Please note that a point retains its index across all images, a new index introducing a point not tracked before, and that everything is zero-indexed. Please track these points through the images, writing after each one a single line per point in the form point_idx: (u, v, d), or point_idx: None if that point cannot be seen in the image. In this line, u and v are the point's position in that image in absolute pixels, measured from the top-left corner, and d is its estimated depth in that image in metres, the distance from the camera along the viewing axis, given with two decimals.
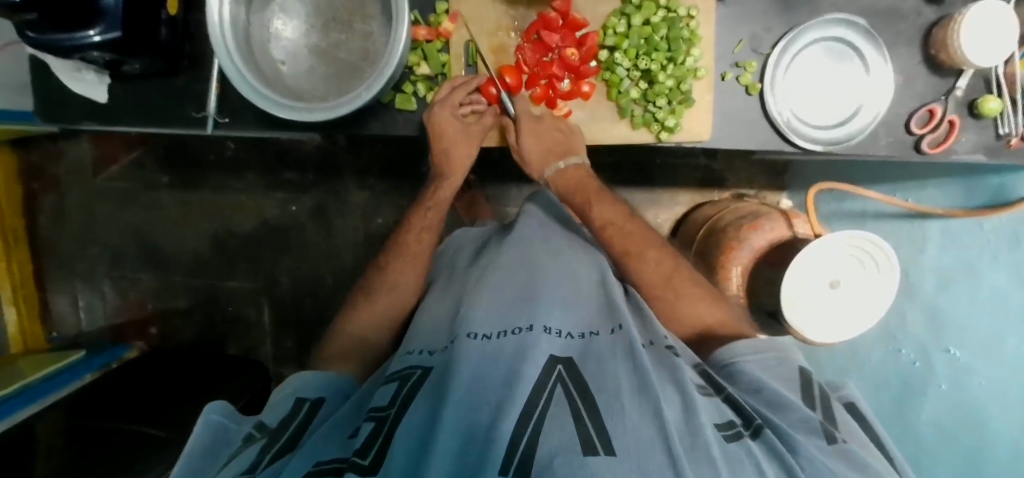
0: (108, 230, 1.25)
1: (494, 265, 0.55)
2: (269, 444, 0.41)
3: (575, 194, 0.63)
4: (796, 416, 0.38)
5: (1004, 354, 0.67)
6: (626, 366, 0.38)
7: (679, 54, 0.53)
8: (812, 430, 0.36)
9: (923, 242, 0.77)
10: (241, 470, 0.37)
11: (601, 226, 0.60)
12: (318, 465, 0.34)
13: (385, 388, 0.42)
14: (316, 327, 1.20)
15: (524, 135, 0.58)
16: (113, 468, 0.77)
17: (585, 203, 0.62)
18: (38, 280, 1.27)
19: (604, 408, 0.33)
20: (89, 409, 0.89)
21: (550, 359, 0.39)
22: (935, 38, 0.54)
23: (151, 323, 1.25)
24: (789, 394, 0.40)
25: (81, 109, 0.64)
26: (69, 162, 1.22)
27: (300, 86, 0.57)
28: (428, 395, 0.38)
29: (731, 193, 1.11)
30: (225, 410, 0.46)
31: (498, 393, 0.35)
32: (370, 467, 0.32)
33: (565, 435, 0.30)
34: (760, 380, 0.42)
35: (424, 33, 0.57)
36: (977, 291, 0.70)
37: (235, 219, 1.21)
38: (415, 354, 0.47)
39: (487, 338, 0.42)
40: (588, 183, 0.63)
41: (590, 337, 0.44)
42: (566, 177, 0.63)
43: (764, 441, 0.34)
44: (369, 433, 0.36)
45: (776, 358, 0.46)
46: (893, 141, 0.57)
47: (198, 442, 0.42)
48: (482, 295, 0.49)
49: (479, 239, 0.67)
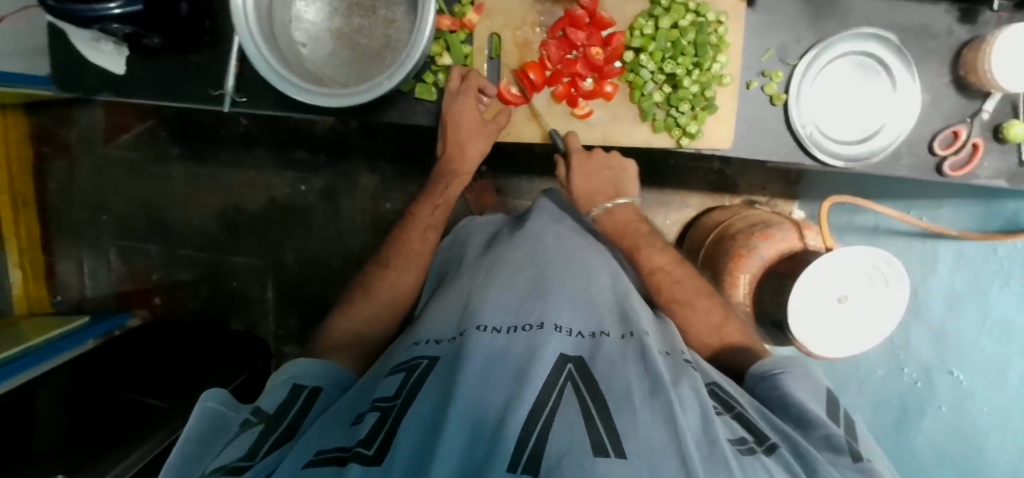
0: (117, 198, 1.25)
1: (505, 259, 0.55)
2: (267, 430, 0.41)
3: (621, 237, 0.63)
4: (819, 433, 0.38)
5: (1008, 379, 0.69)
6: (638, 368, 0.38)
7: (706, 60, 0.52)
8: (837, 449, 0.37)
9: (934, 263, 0.77)
10: (238, 457, 0.37)
11: (649, 271, 0.60)
12: (320, 455, 0.35)
13: (392, 378, 0.42)
14: (318, 308, 1.20)
15: (576, 170, 0.63)
16: (113, 435, 0.76)
17: (633, 247, 0.62)
18: (45, 244, 1.27)
19: (614, 410, 0.33)
20: (91, 376, 0.90)
21: (559, 358, 0.39)
22: (966, 58, 0.53)
23: (155, 294, 1.26)
24: (815, 411, 0.41)
25: (97, 80, 0.63)
26: (80, 129, 1.22)
27: (319, 69, 0.57)
28: (434, 388, 0.38)
29: (743, 199, 1.10)
30: (223, 399, 0.46)
31: (506, 392, 0.35)
32: (373, 457, 0.32)
33: (575, 435, 0.30)
34: (789, 394, 0.43)
35: (448, 23, 0.55)
36: (983, 320, 0.71)
37: (244, 195, 1.21)
38: (423, 344, 0.47)
39: (496, 332, 0.42)
40: (636, 226, 0.64)
41: (599, 338, 0.43)
42: (614, 219, 0.64)
43: (778, 459, 0.33)
44: (374, 424, 0.36)
45: (806, 376, 0.46)
46: (915, 161, 0.57)
47: (194, 428, 0.42)
48: (492, 290, 0.49)
49: (491, 229, 0.68)
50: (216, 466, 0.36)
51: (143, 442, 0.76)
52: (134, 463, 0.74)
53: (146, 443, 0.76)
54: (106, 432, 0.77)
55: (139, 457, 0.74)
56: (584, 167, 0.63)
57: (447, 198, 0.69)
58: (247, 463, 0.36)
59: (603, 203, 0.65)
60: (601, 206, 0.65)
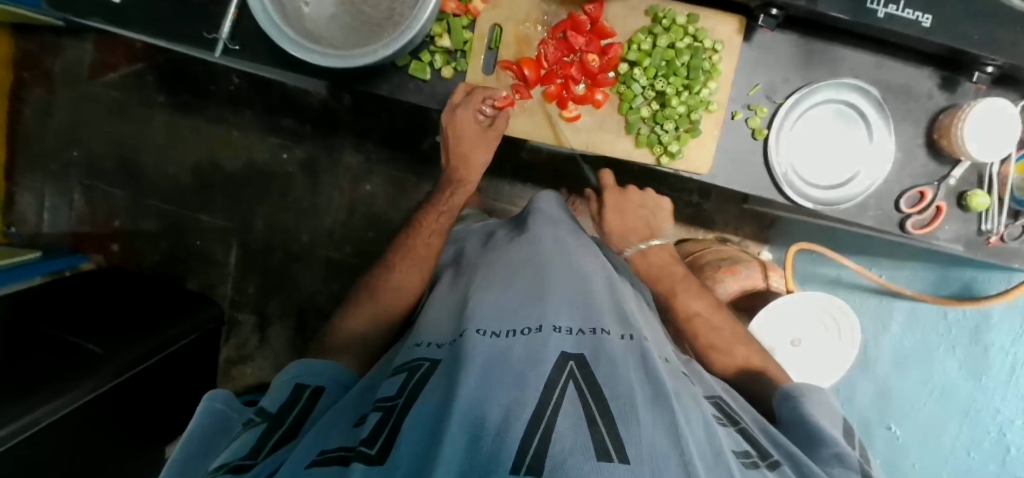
0: (92, 136, 1.20)
1: (505, 261, 0.55)
2: (271, 429, 0.39)
3: (661, 282, 0.66)
4: (831, 452, 0.40)
5: (941, 443, 0.71)
6: (639, 374, 0.37)
7: (696, 83, 0.54)
8: (847, 465, 0.39)
9: (888, 320, 0.80)
10: (241, 455, 0.36)
11: (687, 317, 0.62)
12: (323, 455, 0.33)
13: (393, 379, 0.41)
14: (280, 279, 1.19)
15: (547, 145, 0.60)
16: (39, 376, 0.70)
17: (671, 292, 0.64)
18: (8, 172, 1.21)
19: (617, 414, 0.32)
20: (34, 313, 0.84)
21: (562, 355, 0.38)
22: (941, 123, 0.56)
23: (114, 240, 1.22)
24: (828, 430, 0.42)
25: (88, 5, 0.61)
26: (65, 60, 1.18)
27: (318, 29, 0.56)
28: (437, 391, 0.36)
29: (715, 235, 1.12)
30: (228, 401, 0.46)
31: (508, 394, 0.33)
32: (376, 457, 0.30)
33: (579, 436, 0.29)
34: (805, 414, 0.45)
35: (453, 6, 0.55)
36: (926, 380, 0.72)
37: (223, 154, 1.18)
38: (423, 347, 0.46)
39: (496, 337, 0.41)
40: (672, 269, 0.67)
41: (600, 334, 0.42)
42: (650, 260, 0.68)
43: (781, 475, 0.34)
44: (376, 423, 0.35)
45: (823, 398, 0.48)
46: (881, 214, 0.59)
47: (196, 429, 0.42)
48: (488, 295, 0.48)
49: (486, 232, 0.69)
50: (218, 464, 0.36)
51: (73, 387, 0.70)
52: (67, 403, 0.69)
53: (67, 394, 0.69)
54: (37, 371, 0.71)
55: (61, 404, 0.68)
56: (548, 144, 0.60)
57: (452, 206, 0.68)
58: (250, 461, 0.35)
59: (637, 244, 0.70)
60: (635, 246, 0.69)
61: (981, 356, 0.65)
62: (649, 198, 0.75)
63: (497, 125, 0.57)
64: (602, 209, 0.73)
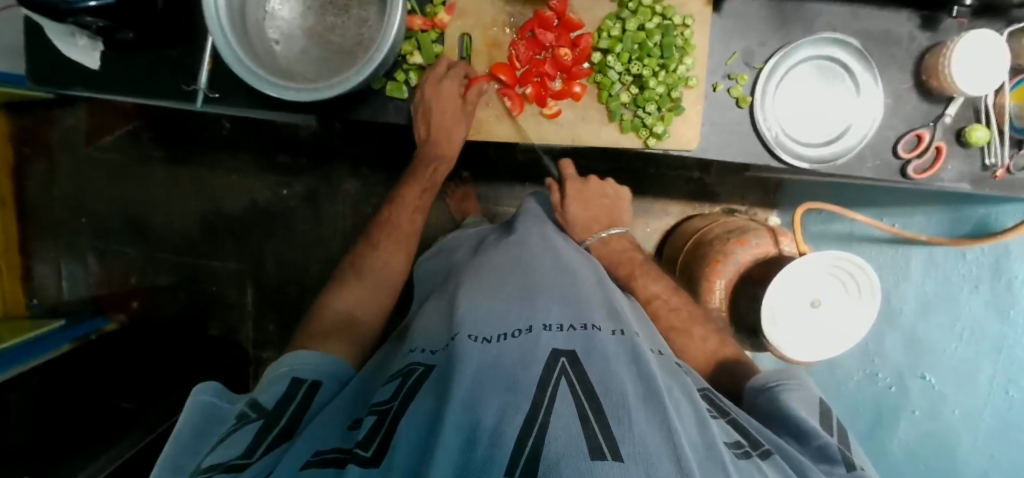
0: (98, 200, 1.23)
1: (489, 266, 0.55)
2: (267, 426, 0.40)
3: (618, 266, 0.68)
4: (816, 445, 0.40)
5: (978, 382, 0.68)
6: (631, 372, 0.37)
7: (672, 62, 0.53)
8: (833, 460, 0.38)
9: (906, 268, 0.77)
10: (236, 455, 0.37)
11: (647, 300, 0.64)
12: (319, 456, 0.35)
13: (387, 384, 0.42)
14: (298, 313, 1.20)
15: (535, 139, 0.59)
16: (75, 442, 0.72)
17: (630, 276, 0.66)
18: (24, 246, 1.24)
19: (610, 411, 0.31)
20: (63, 381, 0.86)
21: (552, 353, 0.38)
22: (928, 63, 0.55)
23: (133, 297, 1.24)
24: (809, 421, 0.42)
25: (71, 75, 0.63)
26: (62, 131, 1.21)
27: (292, 65, 0.57)
28: (430, 397, 0.36)
29: (722, 207, 1.11)
30: (216, 392, 0.45)
31: (501, 396, 0.33)
32: (371, 459, 0.32)
33: (572, 434, 0.29)
34: (785, 406, 0.44)
35: (419, 22, 0.55)
36: (954, 325, 0.70)
37: (225, 199, 1.20)
38: (417, 353, 0.46)
39: (487, 342, 0.40)
40: (629, 256, 0.69)
41: (591, 330, 0.42)
42: (607, 249, 0.69)
43: (774, 464, 0.35)
44: (371, 426, 0.36)
45: (799, 385, 0.48)
46: (879, 164, 0.58)
47: (186, 422, 0.42)
48: (476, 302, 0.47)
49: (476, 239, 0.69)
50: (211, 464, 0.36)
51: (107, 448, 0.71)
52: (109, 461, 0.70)
53: (103, 454, 0.70)
54: (81, 434, 0.74)
55: (113, 457, 0.71)
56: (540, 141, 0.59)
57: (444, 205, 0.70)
58: (245, 461, 0.36)
59: (599, 233, 0.70)
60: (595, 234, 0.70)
61: (1006, 290, 0.64)
62: (609, 188, 0.76)
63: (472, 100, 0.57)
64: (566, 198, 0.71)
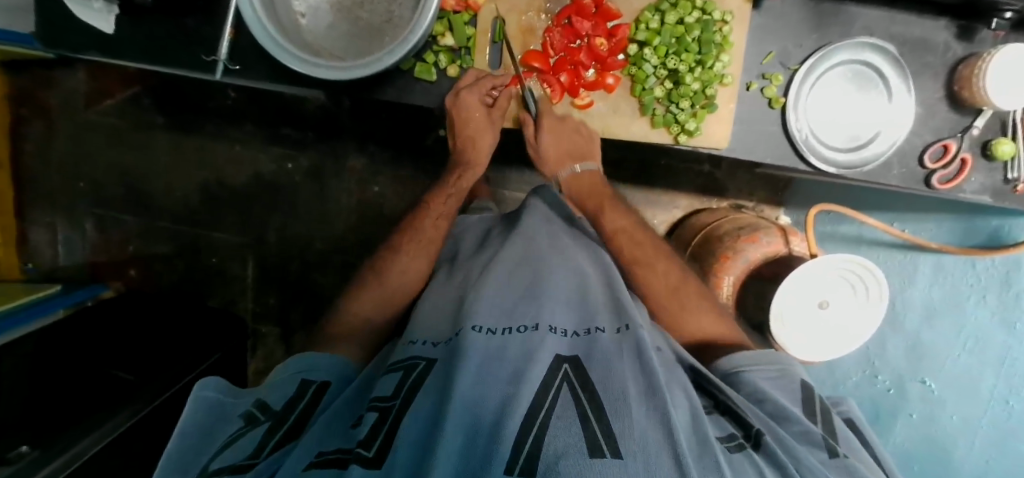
0: (97, 165, 1.20)
1: (498, 259, 0.54)
2: (273, 428, 0.40)
3: (589, 201, 0.65)
4: (797, 429, 0.40)
5: (979, 391, 0.72)
6: (633, 367, 0.37)
7: (710, 58, 0.52)
8: (814, 445, 0.39)
9: (914, 272, 0.78)
10: (243, 456, 0.36)
11: (610, 233, 0.62)
12: (320, 457, 0.34)
13: (389, 377, 0.42)
14: (300, 288, 1.19)
15: (546, 133, 0.57)
16: (76, 412, 0.72)
17: (597, 209, 0.64)
18: (18, 210, 1.21)
19: (610, 409, 0.32)
20: (60, 348, 0.84)
21: (556, 358, 0.38)
22: (961, 74, 0.54)
23: (132, 266, 1.23)
24: (790, 408, 0.42)
25: (83, 38, 0.60)
26: (60, 92, 1.17)
27: (317, 41, 0.55)
28: (431, 392, 0.36)
29: (729, 202, 1.12)
30: (221, 388, 0.44)
31: (503, 390, 0.34)
32: (373, 459, 0.31)
33: (572, 434, 0.29)
34: (761, 390, 0.45)
35: (453, 3, 0.54)
36: (958, 332, 0.72)
37: (228, 170, 1.18)
38: (417, 345, 0.46)
39: (492, 333, 0.41)
40: (600, 190, 0.66)
41: (595, 333, 0.42)
42: (580, 182, 0.65)
43: (768, 457, 0.34)
44: (373, 424, 0.35)
45: (778, 370, 0.48)
46: (905, 173, 0.58)
47: (191, 421, 0.41)
48: (483, 292, 0.48)
49: (483, 227, 0.68)
50: (218, 465, 0.36)
51: (105, 420, 0.71)
52: (116, 425, 0.72)
53: (107, 422, 0.71)
54: (78, 406, 0.73)
55: (107, 432, 0.70)
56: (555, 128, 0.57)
57: (459, 189, 0.70)
58: (252, 461, 0.36)
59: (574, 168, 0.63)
60: (570, 168, 0.63)
61: (1015, 300, 0.66)
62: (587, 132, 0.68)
63: (501, 105, 0.58)
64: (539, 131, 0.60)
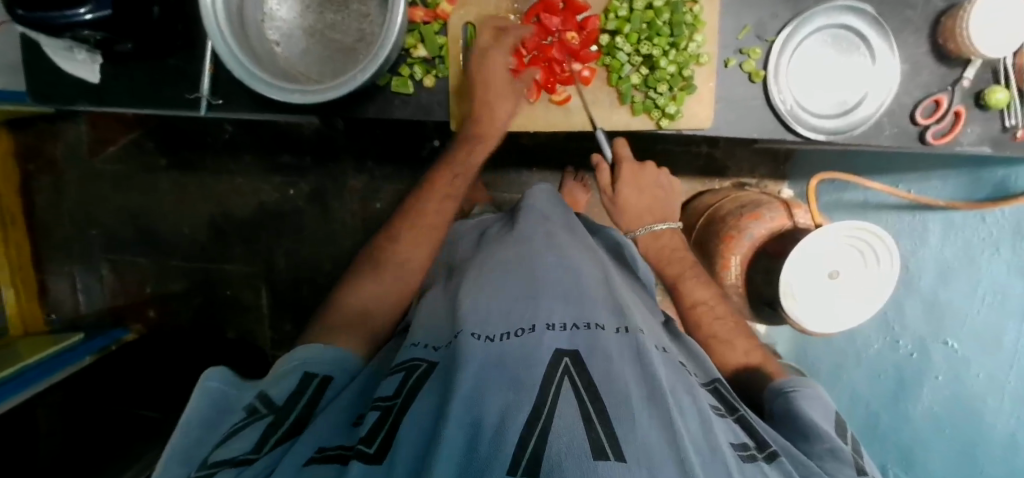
0: (107, 211, 1.23)
1: (495, 260, 0.55)
2: (274, 424, 0.40)
3: (671, 267, 0.66)
4: (824, 447, 0.42)
5: (1003, 343, 0.66)
6: (635, 370, 0.37)
7: (682, 40, 0.52)
8: (842, 463, 0.41)
9: (925, 233, 0.77)
10: (245, 450, 0.37)
11: (689, 306, 0.63)
12: (321, 452, 0.35)
13: (391, 378, 0.41)
14: (313, 310, 1.21)
15: (626, 184, 0.66)
16: (108, 451, 0.80)
17: (678, 278, 0.65)
18: (37, 263, 1.25)
19: (612, 412, 0.32)
20: (87, 386, 0.86)
21: (556, 352, 0.38)
22: (944, 26, 0.53)
23: (149, 306, 1.25)
24: (823, 425, 0.43)
25: (71, 89, 0.62)
26: (65, 144, 1.20)
27: (293, 67, 0.56)
28: (432, 395, 0.36)
29: (732, 182, 1.10)
30: (226, 378, 0.44)
31: (504, 395, 0.33)
32: (374, 455, 0.32)
33: (575, 435, 0.29)
34: (797, 409, 0.45)
35: (421, 14, 0.55)
36: (975, 290, 0.69)
37: (232, 202, 1.20)
38: (418, 347, 0.46)
39: (490, 339, 0.40)
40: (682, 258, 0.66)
41: (595, 329, 0.42)
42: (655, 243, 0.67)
43: (778, 467, 0.36)
44: (375, 422, 0.35)
45: (815, 390, 0.49)
46: (898, 132, 0.56)
47: (195, 410, 0.41)
48: (480, 291, 0.48)
49: (479, 230, 0.68)
50: (218, 458, 0.36)
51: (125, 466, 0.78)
52: (143, 467, 0.80)
53: (132, 464, 0.79)
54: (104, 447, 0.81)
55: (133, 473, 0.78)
56: (634, 177, 0.67)
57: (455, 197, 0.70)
58: (254, 455, 0.36)
59: (651, 224, 0.68)
60: (647, 226, 0.67)
61: None
62: (666, 178, 0.71)
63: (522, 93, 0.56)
64: (618, 182, 0.66)
